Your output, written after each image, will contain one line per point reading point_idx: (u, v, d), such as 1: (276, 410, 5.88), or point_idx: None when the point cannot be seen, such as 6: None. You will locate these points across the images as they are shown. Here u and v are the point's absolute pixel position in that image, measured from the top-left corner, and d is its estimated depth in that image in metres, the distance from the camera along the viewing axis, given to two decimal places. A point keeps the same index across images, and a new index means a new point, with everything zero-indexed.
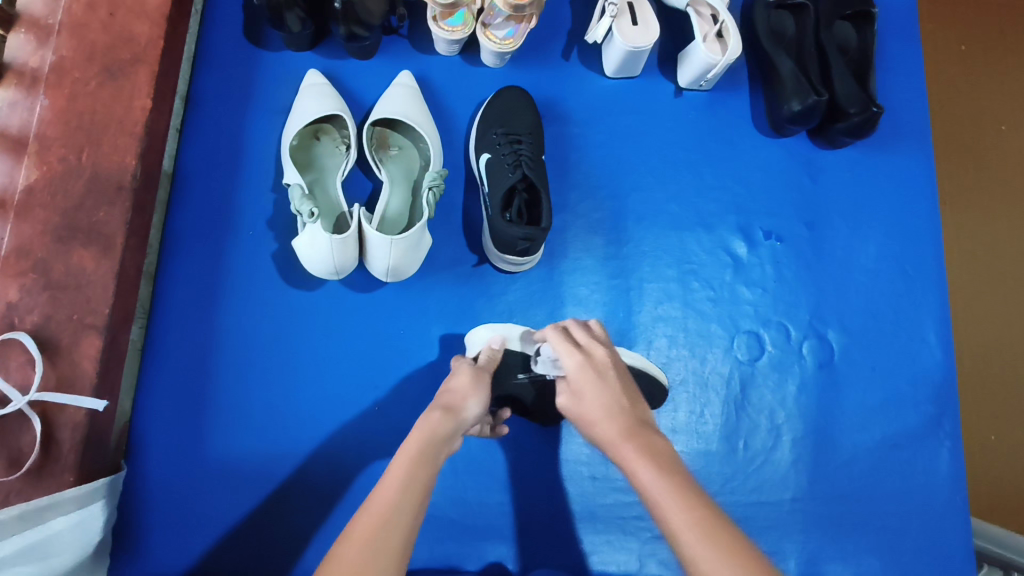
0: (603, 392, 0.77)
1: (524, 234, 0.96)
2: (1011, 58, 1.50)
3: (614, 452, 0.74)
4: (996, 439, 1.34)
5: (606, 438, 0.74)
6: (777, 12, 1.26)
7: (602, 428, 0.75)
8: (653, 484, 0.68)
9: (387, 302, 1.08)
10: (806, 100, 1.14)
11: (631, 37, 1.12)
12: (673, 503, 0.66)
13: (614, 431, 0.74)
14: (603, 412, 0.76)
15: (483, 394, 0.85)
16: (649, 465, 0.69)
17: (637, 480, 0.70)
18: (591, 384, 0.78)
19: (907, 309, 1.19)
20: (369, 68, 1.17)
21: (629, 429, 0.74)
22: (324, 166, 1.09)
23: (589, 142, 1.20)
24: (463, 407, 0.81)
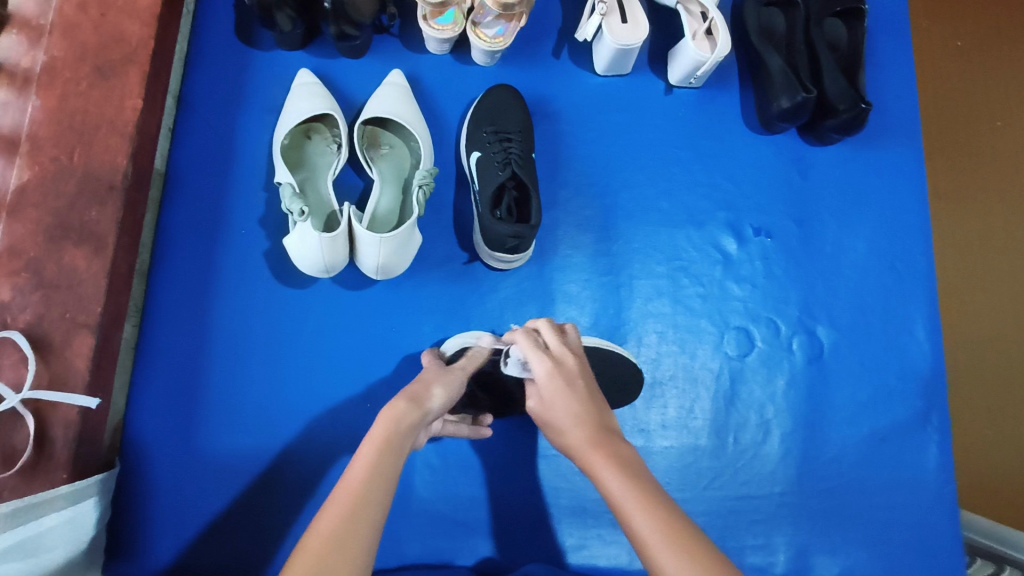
0: (571, 401, 0.79)
1: (513, 231, 0.97)
2: (1004, 53, 1.50)
3: (583, 460, 0.76)
4: (990, 433, 1.35)
5: (574, 444, 0.77)
6: (767, 9, 1.26)
7: (571, 436, 0.77)
8: (619, 490, 0.70)
9: (377, 299, 1.09)
10: (795, 97, 1.14)
11: (621, 35, 1.13)
12: (641, 511, 0.68)
13: (583, 439, 0.76)
14: (570, 421, 0.78)
15: (450, 383, 0.86)
16: (616, 473, 0.72)
17: (604, 487, 0.72)
18: (559, 393, 0.79)
19: (897, 304, 1.20)
20: (360, 67, 1.17)
21: (596, 437, 0.76)
22: (316, 165, 1.09)
23: (580, 139, 1.21)
24: (429, 395, 0.82)
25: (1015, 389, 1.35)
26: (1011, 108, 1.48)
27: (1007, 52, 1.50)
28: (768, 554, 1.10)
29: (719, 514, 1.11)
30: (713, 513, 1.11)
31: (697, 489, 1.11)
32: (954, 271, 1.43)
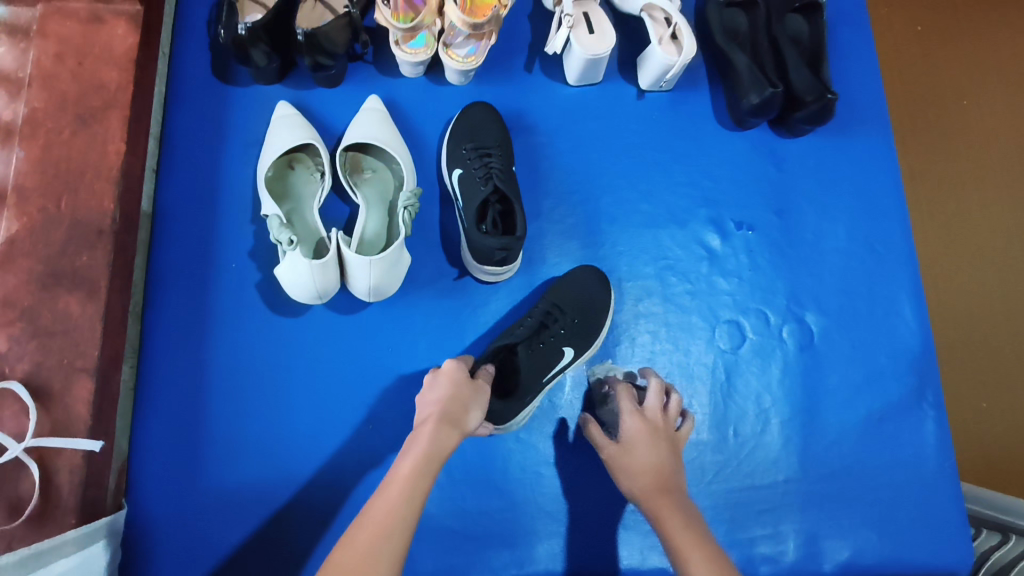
0: (651, 452, 0.94)
1: (505, 244, 1.00)
2: (963, 35, 1.55)
3: (647, 504, 0.89)
4: (988, 406, 1.37)
5: (641, 491, 0.91)
6: (728, 11, 1.32)
7: (641, 482, 0.91)
8: (681, 539, 0.84)
9: (372, 321, 1.10)
10: (763, 92, 1.18)
11: (589, 45, 1.16)
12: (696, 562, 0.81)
13: (651, 487, 0.91)
14: (644, 470, 0.92)
15: (479, 399, 0.89)
16: (678, 523, 0.86)
17: (666, 533, 0.85)
18: (645, 442, 0.94)
19: (880, 284, 1.23)
20: (337, 95, 1.20)
21: (663, 490, 0.90)
22: (301, 195, 1.11)
23: (558, 149, 1.24)
24: (465, 418, 0.86)
25: (1004, 360, 1.39)
26: (974, 86, 1.53)
27: (965, 34, 1.55)
28: (778, 543, 1.11)
29: (727, 506, 1.12)
30: (721, 506, 1.12)
31: (702, 483, 1.13)
32: (939, 247, 1.46)
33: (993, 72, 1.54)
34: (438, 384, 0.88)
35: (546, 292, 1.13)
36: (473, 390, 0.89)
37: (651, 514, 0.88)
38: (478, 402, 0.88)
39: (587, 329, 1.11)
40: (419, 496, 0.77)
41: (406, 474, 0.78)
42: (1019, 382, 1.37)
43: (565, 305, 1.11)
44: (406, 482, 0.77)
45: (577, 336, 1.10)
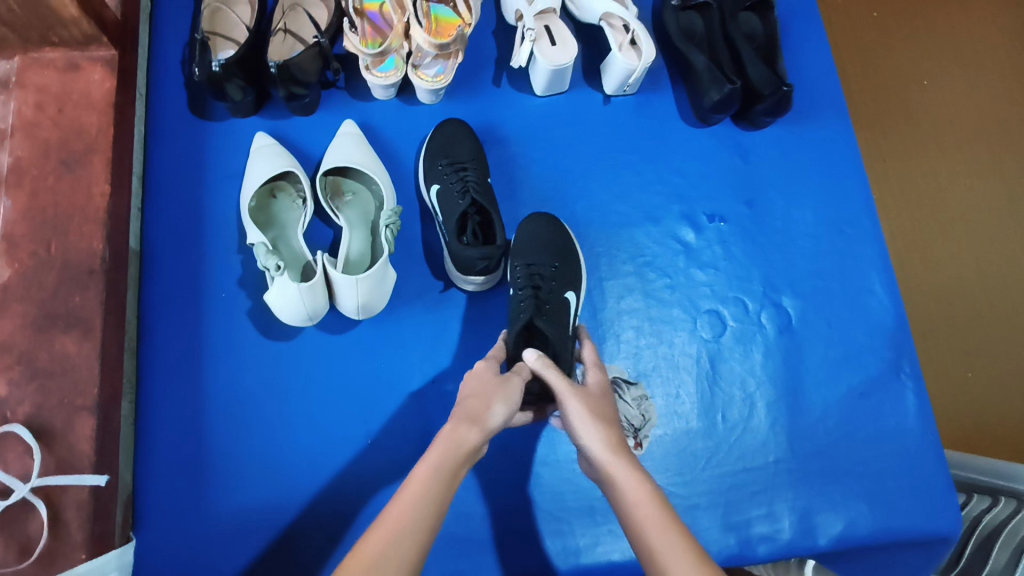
0: (604, 412, 0.88)
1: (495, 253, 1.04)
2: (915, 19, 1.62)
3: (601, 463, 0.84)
4: (973, 374, 1.42)
5: (596, 448, 0.85)
6: (684, 14, 1.37)
7: (597, 439, 0.85)
8: (641, 509, 0.80)
9: (362, 339, 1.13)
10: (722, 89, 1.23)
11: (552, 57, 1.21)
12: (671, 548, 0.77)
13: (605, 445, 0.85)
14: (598, 427, 0.86)
15: (508, 396, 0.88)
16: (641, 493, 0.81)
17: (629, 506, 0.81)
18: (598, 407, 0.88)
19: (851, 264, 1.27)
20: (313, 122, 1.24)
21: (620, 452, 0.85)
22: (285, 222, 1.14)
23: (531, 158, 1.28)
24: (487, 413, 0.85)
25: (979, 327, 1.45)
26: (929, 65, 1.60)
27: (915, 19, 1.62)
28: (774, 522, 1.14)
29: (721, 491, 1.15)
30: (716, 491, 1.15)
31: (696, 470, 1.16)
32: (908, 225, 1.52)
33: (941, 53, 1.60)
34: (470, 382, 0.91)
35: (513, 253, 1.14)
36: (500, 385, 0.89)
37: (609, 483, 0.83)
38: (502, 395, 0.88)
39: (568, 263, 1.14)
40: (431, 502, 0.78)
41: (422, 477, 0.79)
42: (997, 348, 1.43)
43: (536, 257, 1.12)
44: (422, 486, 0.78)
45: (564, 280, 1.12)
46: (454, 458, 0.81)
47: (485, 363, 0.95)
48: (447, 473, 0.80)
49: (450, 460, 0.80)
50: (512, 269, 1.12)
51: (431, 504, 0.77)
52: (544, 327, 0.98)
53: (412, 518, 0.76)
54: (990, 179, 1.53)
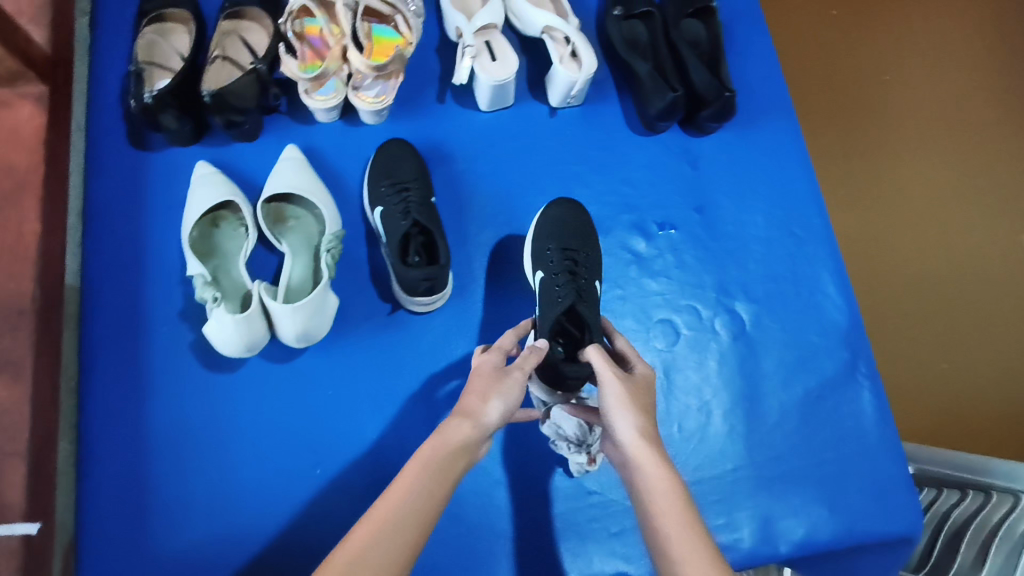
0: (643, 403, 0.89)
1: (427, 275, 1.04)
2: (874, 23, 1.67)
3: (632, 452, 0.86)
4: (948, 365, 1.47)
5: (627, 436, 0.86)
6: (628, 23, 1.36)
7: (629, 429, 0.87)
8: (665, 499, 0.82)
9: (307, 366, 1.12)
10: (665, 97, 1.23)
11: (493, 72, 1.20)
12: (688, 550, 0.78)
13: (637, 435, 0.86)
14: (633, 416, 0.87)
15: (505, 392, 0.88)
16: (668, 487, 0.83)
17: (652, 499, 0.82)
18: (637, 397, 0.89)
19: (803, 266, 1.27)
20: (256, 148, 1.22)
21: (652, 443, 0.86)
22: (227, 251, 1.13)
23: (477, 174, 1.27)
24: (482, 408, 0.86)
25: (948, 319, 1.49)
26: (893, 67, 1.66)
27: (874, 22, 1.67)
28: (734, 531, 1.13)
29: None
30: None
31: None
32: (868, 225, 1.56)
33: (888, 58, 1.66)
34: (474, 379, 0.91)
35: (542, 236, 1.16)
36: (502, 380, 0.89)
37: (638, 474, 0.85)
38: (501, 392, 0.88)
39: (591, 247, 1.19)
40: (398, 525, 0.77)
41: (407, 480, 0.81)
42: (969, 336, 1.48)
43: (567, 241, 1.16)
44: (409, 486, 0.80)
45: (593, 267, 1.15)
46: (438, 456, 0.82)
47: (489, 354, 0.95)
48: (434, 476, 0.81)
49: (432, 461, 0.82)
50: (544, 251, 1.14)
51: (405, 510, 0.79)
52: (587, 315, 1.02)
53: (387, 523, 0.77)
54: (950, 172, 1.58)
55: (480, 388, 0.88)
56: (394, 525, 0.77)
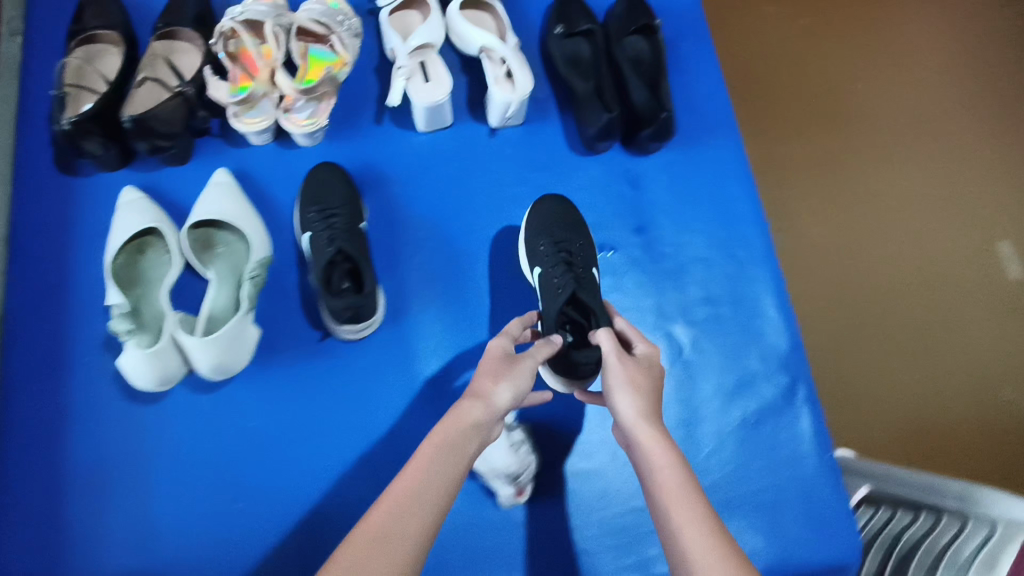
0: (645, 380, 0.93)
1: (353, 302, 1.04)
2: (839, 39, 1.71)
3: (632, 426, 0.90)
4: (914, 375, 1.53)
5: (626, 413, 0.90)
6: (571, 39, 1.34)
7: (629, 405, 0.90)
8: (667, 471, 0.86)
9: (232, 397, 1.11)
10: (600, 120, 1.22)
11: (425, 95, 1.18)
12: (687, 517, 0.81)
13: (635, 411, 0.90)
14: (635, 392, 0.91)
15: (516, 375, 0.92)
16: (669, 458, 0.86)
17: (653, 468, 0.86)
18: (641, 375, 0.93)
19: (744, 288, 1.26)
20: (187, 172, 1.21)
21: (650, 417, 0.90)
22: (152, 279, 1.11)
23: (413, 197, 1.25)
24: (493, 389, 0.90)
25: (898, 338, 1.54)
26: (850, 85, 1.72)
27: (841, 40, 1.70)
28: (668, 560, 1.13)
29: (614, 532, 1.14)
30: (608, 533, 1.14)
31: (588, 512, 1.15)
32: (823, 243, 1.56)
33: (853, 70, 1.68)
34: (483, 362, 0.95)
35: (534, 233, 1.18)
36: (507, 364, 0.94)
37: (640, 448, 0.89)
38: (510, 375, 0.92)
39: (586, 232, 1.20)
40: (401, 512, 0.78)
41: (428, 453, 0.83)
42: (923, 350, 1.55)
43: (562, 230, 1.18)
44: (430, 459, 0.83)
45: (588, 254, 1.17)
46: (456, 431, 0.85)
47: (499, 340, 0.99)
48: (453, 451, 0.84)
49: (452, 436, 0.85)
50: (538, 247, 1.16)
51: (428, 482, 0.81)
52: (589, 299, 1.05)
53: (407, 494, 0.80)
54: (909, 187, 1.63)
55: (491, 370, 0.91)
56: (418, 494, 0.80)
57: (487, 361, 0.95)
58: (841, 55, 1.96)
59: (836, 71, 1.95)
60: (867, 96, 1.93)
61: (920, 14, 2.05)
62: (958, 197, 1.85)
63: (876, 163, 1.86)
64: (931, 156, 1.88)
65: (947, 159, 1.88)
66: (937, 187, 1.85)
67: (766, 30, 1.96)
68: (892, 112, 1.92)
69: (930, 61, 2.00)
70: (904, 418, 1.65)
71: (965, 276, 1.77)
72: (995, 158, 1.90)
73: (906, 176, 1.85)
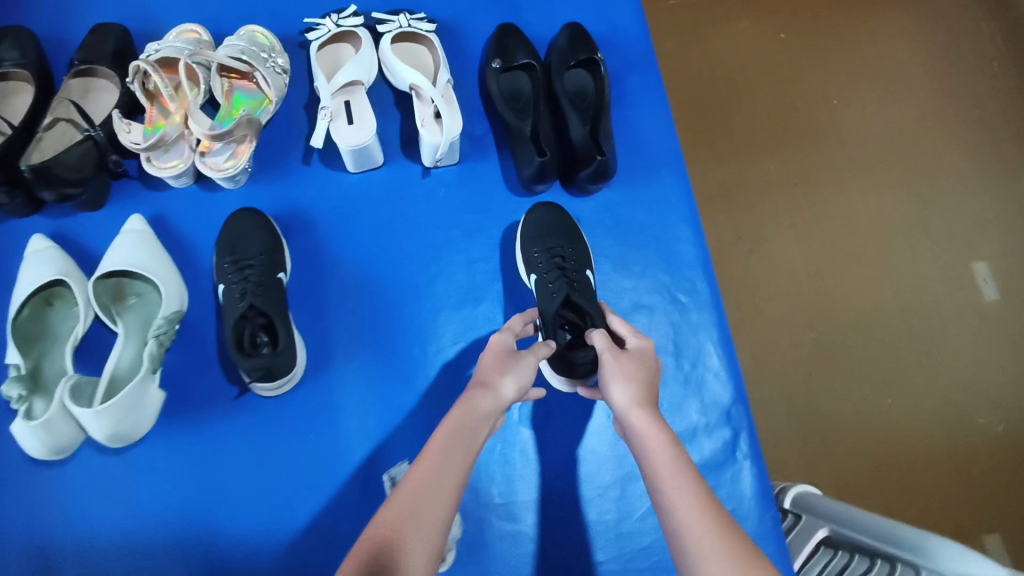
0: (639, 371, 0.93)
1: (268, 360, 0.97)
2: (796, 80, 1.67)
3: (628, 414, 0.90)
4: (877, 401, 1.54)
5: (621, 403, 0.90)
6: (509, 73, 1.29)
7: (622, 396, 0.91)
8: (662, 458, 0.85)
9: (143, 456, 1.08)
10: (533, 162, 1.16)
11: (348, 137, 1.13)
12: (683, 498, 0.81)
13: (630, 400, 0.90)
14: (627, 382, 0.92)
15: (520, 369, 0.92)
16: (665, 442, 0.86)
17: (650, 453, 0.86)
18: (636, 366, 0.93)
19: (686, 336, 1.22)
20: (102, 217, 1.16)
21: (645, 405, 0.90)
22: (59, 334, 1.06)
23: (341, 241, 1.20)
24: (498, 382, 0.90)
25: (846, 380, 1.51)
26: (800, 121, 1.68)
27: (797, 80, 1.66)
28: None
29: None
30: None
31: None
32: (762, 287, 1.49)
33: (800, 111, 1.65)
34: (486, 356, 0.96)
35: (528, 241, 1.17)
36: (508, 358, 0.94)
37: (636, 434, 0.88)
38: (514, 367, 0.92)
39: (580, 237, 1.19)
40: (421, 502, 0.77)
41: (442, 441, 0.83)
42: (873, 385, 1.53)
43: (553, 234, 1.17)
44: (441, 451, 0.82)
45: (582, 257, 1.17)
46: (470, 420, 0.85)
47: (501, 335, 1.00)
48: (467, 441, 0.84)
49: (465, 427, 0.85)
50: (532, 255, 1.16)
51: (439, 475, 0.80)
52: (582, 301, 1.06)
53: (422, 483, 0.78)
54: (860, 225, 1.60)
55: (497, 363, 0.92)
56: (429, 491, 0.78)
57: (489, 355, 0.95)
58: (817, 67, 1.81)
59: (812, 85, 1.79)
60: (843, 113, 1.77)
61: (908, 9, 1.87)
62: (934, 211, 1.70)
63: (857, 182, 1.71)
64: (915, 171, 1.73)
65: (932, 173, 1.72)
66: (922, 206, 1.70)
67: (742, 49, 1.80)
68: (875, 122, 1.77)
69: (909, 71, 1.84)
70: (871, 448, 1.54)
71: (940, 296, 1.64)
72: (986, 169, 1.73)
73: (888, 195, 1.71)
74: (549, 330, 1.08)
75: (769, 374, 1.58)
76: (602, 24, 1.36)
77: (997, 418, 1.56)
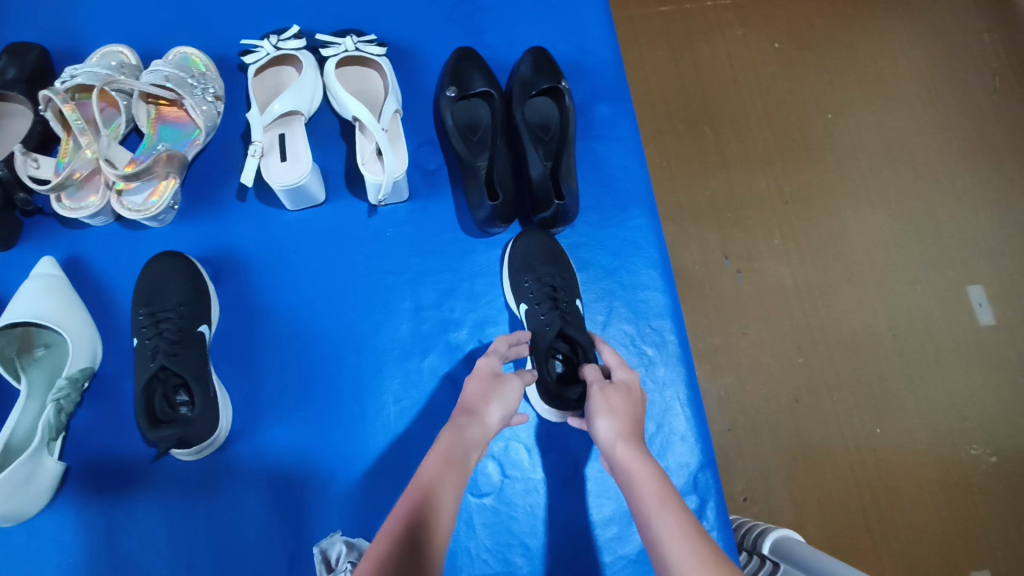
0: (623, 400, 0.87)
1: (176, 433, 0.88)
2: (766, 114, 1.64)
3: (611, 447, 0.83)
4: (870, 447, 1.40)
5: (605, 436, 0.84)
6: (466, 102, 1.17)
7: (604, 429, 0.84)
8: (648, 489, 0.76)
9: (49, 524, 0.99)
10: (485, 207, 1.06)
11: (278, 177, 1.03)
12: (670, 529, 0.71)
13: (612, 431, 0.83)
14: (610, 413, 0.85)
15: (505, 394, 0.87)
16: (650, 472, 0.78)
17: (634, 484, 0.78)
18: (619, 395, 0.87)
19: (652, 392, 1.12)
20: (14, 258, 1.06)
21: (629, 435, 0.83)
22: None
23: (276, 286, 1.10)
24: (485, 410, 0.85)
25: (830, 424, 1.41)
26: (769, 152, 1.61)
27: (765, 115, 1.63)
28: None
29: None
30: None
31: None
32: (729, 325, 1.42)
33: (765, 145, 1.61)
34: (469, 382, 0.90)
35: (516, 268, 1.09)
36: (492, 381, 0.89)
37: (622, 466, 0.80)
38: (499, 392, 0.87)
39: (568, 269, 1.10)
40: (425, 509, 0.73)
41: (435, 468, 0.77)
42: (855, 426, 1.41)
43: (542, 261, 1.09)
44: (434, 473, 0.76)
45: (572, 285, 1.09)
46: (459, 449, 0.80)
47: (487, 358, 0.94)
48: (458, 469, 0.78)
49: (455, 455, 0.79)
50: (521, 283, 1.08)
51: (430, 511, 0.72)
52: (577, 335, 1.00)
53: (415, 516, 0.71)
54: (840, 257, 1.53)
55: (481, 389, 0.86)
56: (423, 528, 0.70)
57: (473, 380, 0.90)
58: (810, 80, 1.69)
59: (806, 97, 1.67)
60: (840, 128, 1.65)
61: (908, 24, 1.75)
62: (928, 230, 1.56)
63: (850, 201, 1.58)
64: (916, 191, 1.60)
65: (933, 192, 1.59)
66: (923, 226, 1.56)
67: (733, 59, 1.68)
68: (870, 140, 1.64)
69: (910, 85, 1.70)
70: (866, 492, 1.37)
71: (934, 321, 1.49)
72: (989, 190, 1.60)
73: (884, 218, 1.57)
74: (540, 362, 1.03)
75: (754, 411, 1.42)
76: (571, 47, 1.26)
77: (989, 448, 1.40)
